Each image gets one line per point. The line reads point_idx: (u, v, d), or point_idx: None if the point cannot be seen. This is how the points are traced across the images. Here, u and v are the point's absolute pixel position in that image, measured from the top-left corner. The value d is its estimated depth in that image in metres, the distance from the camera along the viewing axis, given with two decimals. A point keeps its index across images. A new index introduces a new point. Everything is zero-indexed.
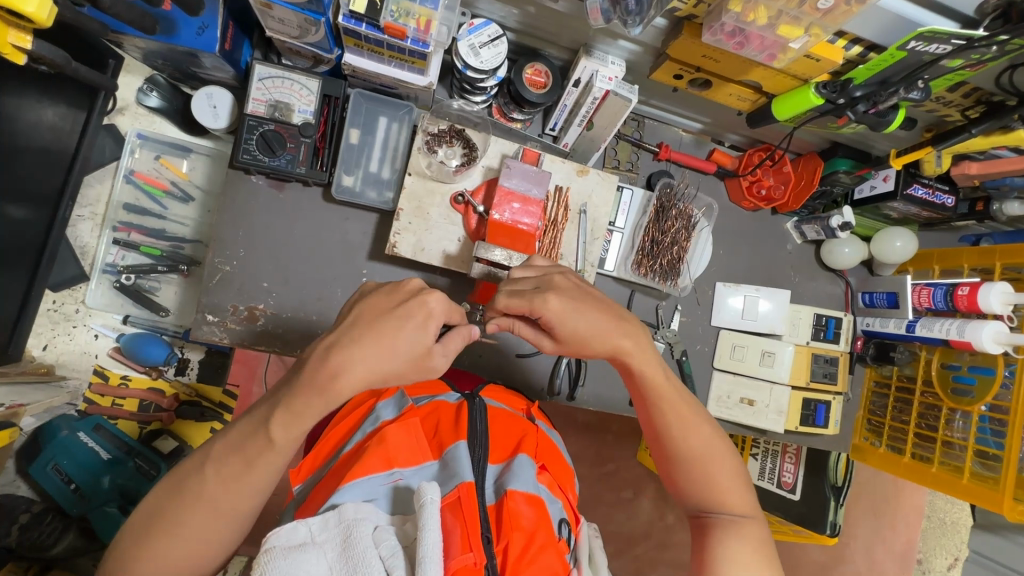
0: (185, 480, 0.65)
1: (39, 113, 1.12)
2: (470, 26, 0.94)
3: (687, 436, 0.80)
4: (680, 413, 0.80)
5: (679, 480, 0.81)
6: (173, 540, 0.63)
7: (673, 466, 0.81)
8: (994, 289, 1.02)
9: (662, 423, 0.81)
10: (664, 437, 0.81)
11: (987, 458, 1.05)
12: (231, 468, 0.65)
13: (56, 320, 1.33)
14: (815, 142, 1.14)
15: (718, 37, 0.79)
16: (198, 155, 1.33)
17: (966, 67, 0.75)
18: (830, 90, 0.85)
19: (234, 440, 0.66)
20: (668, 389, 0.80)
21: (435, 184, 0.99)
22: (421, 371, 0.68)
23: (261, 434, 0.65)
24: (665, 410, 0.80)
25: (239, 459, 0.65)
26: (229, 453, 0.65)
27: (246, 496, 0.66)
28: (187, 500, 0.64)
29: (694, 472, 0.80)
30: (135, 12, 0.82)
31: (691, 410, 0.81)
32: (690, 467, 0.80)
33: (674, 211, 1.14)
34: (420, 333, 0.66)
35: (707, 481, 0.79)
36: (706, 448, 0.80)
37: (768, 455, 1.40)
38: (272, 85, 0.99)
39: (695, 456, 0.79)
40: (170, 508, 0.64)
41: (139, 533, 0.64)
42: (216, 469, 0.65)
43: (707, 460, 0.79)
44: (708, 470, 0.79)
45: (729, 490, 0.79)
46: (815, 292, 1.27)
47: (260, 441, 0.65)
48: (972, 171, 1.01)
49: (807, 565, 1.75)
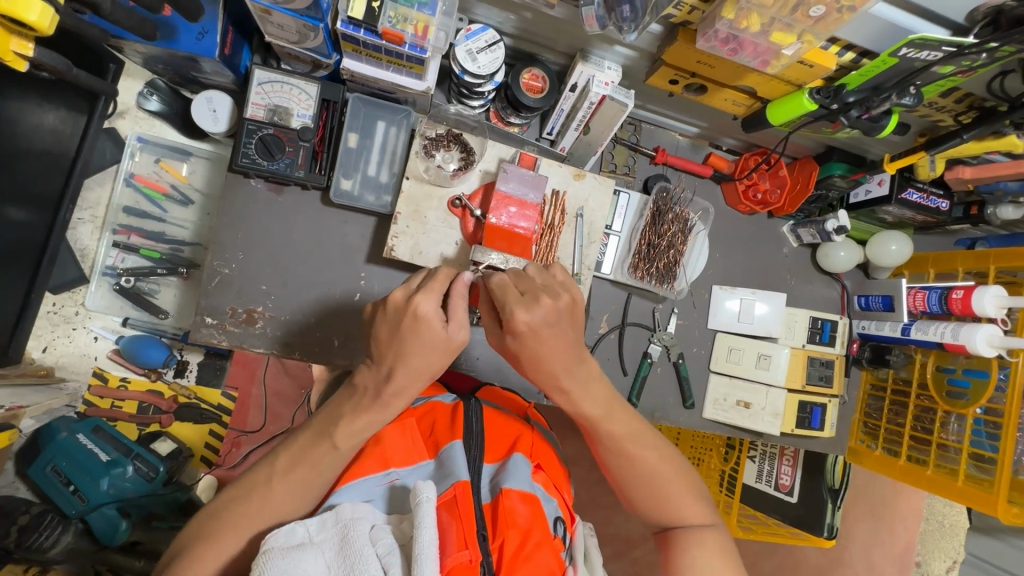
0: (253, 482, 0.71)
1: (40, 117, 1.13)
2: (468, 31, 0.95)
3: (643, 462, 0.82)
4: (631, 438, 0.82)
5: (637, 502, 0.83)
6: (233, 535, 0.67)
7: (629, 489, 0.83)
8: (987, 293, 1.03)
9: (614, 452, 0.82)
10: (618, 463, 0.82)
11: (982, 460, 1.05)
12: (297, 471, 0.71)
13: (56, 322, 1.33)
14: (811, 147, 1.15)
15: (712, 43, 0.80)
16: (198, 158, 1.34)
17: (957, 74, 0.76)
18: (824, 95, 0.86)
19: (300, 446, 0.73)
20: (618, 420, 0.81)
21: (433, 188, 1.00)
22: (453, 350, 0.71)
23: (325, 439, 0.72)
24: (620, 441, 0.82)
25: (306, 462, 0.71)
26: (295, 460, 0.72)
27: (308, 497, 0.71)
28: (256, 499, 0.69)
29: (652, 496, 0.82)
30: (135, 18, 0.83)
31: (642, 433, 0.83)
32: (646, 488, 0.82)
33: (670, 214, 1.14)
34: (437, 333, 0.69)
35: (666, 500, 0.82)
36: (663, 470, 0.82)
37: (765, 457, 1.40)
38: (272, 89, 1.00)
39: (652, 480, 0.82)
40: (237, 507, 0.69)
41: (202, 529, 0.68)
42: (283, 474, 0.71)
43: (665, 481, 0.82)
44: (667, 490, 0.82)
45: (688, 505, 0.82)
46: (811, 295, 1.28)
47: (325, 446, 0.72)
48: (966, 175, 1.01)
49: (805, 567, 1.75)
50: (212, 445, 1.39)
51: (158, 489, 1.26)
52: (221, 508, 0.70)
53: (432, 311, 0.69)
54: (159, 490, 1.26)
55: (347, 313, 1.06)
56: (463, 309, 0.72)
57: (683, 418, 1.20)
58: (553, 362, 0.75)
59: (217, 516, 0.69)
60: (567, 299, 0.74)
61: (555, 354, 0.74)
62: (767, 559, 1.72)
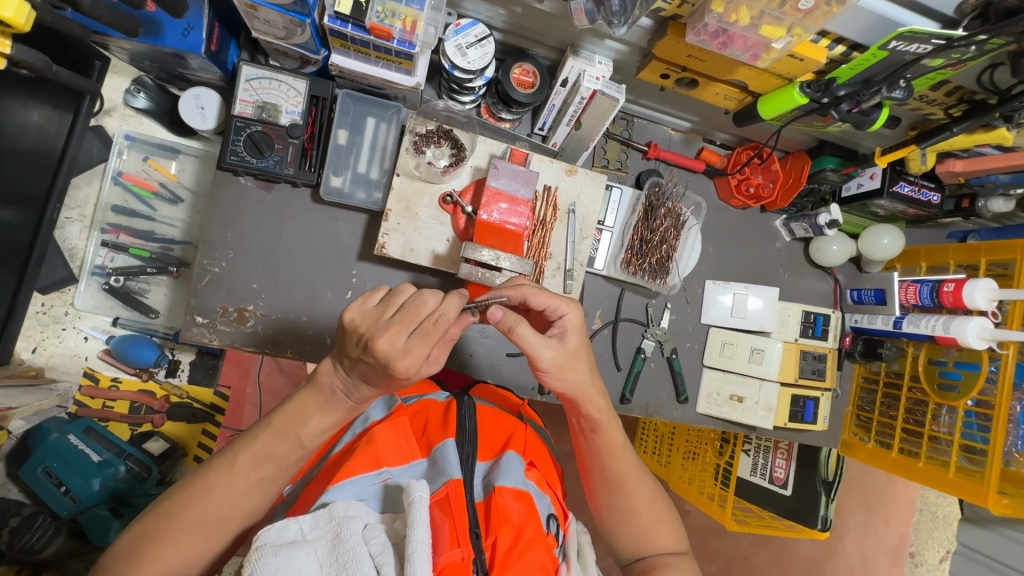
0: (209, 481, 0.68)
1: (26, 115, 1.12)
2: (456, 26, 0.94)
3: (630, 494, 0.84)
4: (628, 470, 0.84)
5: (615, 533, 0.85)
6: (163, 540, 0.65)
7: (612, 519, 0.85)
8: (978, 285, 1.03)
9: (607, 480, 0.84)
10: (607, 493, 0.84)
11: (973, 452, 1.06)
12: (262, 472, 0.69)
13: (45, 322, 1.32)
14: (803, 141, 1.15)
15: (702, 37, 0.79)
16: (187, 156, 1.33)
17: (947, 67, 0.76)
18: (814, 88, 0.86)
19: (264, 443, 0.69)
20: (614, 457, 0.84)
21: (424, 184, 0.99)
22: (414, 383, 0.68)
23: (290, 437, 0.70)
24: (616, 470, 0.84)
25: (264, 458, 0.69)
26: (261, 460, 0.69)
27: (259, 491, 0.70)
28: (230, 485, 0.68)
29: (635, 523, 0.84)
30: (116, 15, 0.83)
31: (636, 466, 0.85)
32: (628, 521, 0.84)
33: (662, 209, 1.15)
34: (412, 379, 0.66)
35: (647, 530, 0.84)
36: (647, 504, 0.84)
37: (760, 451, 1.38)
38: (260, 86, 0.99)
39: (638, 511, 0.84)
40: (192, 505, 0.67)
41: (155, 526, 0.65)
42: (245, 474, 0.69)
43: (649, 514, 0.84)
44: (651, 520, 0.84)
45: (666, 537, 0.84)
46: (803, 290, 1.28)
47: (289, 444, 0.70)
48: (957, 169, 1.01)
49: (800, 560, 1.76)
50: (205, 443, 1.39)
51: (152, 488, 1.26)
52: (175, 502, 0.67)
53: (417, 365, 0.63)
54: (152, 490, 1.27)
55: (339, 311, 1.06)
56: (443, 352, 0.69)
57: (677, 412, 1.20)
58: (567, 378, 0.78)
59: (169, 514, 0.66)
60: (567, 318, 0.78)
61: (576, 366, 0.78)
62: (761, 551, 1.73)
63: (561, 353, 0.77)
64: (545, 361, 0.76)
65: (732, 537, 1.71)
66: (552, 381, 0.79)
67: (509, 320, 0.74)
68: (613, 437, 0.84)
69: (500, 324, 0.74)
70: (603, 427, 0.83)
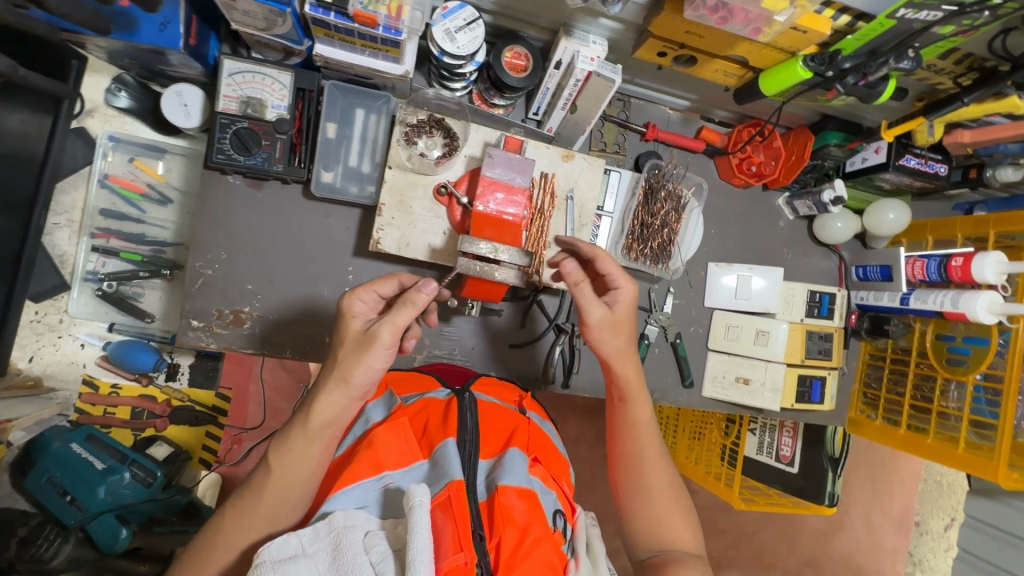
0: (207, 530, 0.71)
1: (6, 120, 1.08)
2: (444, 9, 0.90)
3: (648, 473, 0.84)
4: (651, 448, 0.85)
5: (633, 515, 0.84)
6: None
7: (630, 499, 0.85)
8: (987, 259, 1.00)
9: (628, 455, 0.85)
10: (628, 468, 0.85)
11: (982, 428, 1.04)
12: (243, 505, 0.70)
13: (41, 331, 1.31)
14: (806, 115, 1.11)
15: (701, 12, 0.76)
16: (173, 156, 1.30)
17: (957, 34, 0.73)
18: (818, 62, 0.83)
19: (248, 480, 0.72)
20: (639, 432, 0.85)
21: (417, 176, 0.96)
22: None
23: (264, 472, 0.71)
24: (637, 443, 0.85)
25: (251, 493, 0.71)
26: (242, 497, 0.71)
27: (253, 528, 0.69)
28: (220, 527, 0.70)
29: (653, 507, 0.83)
30: (86, 12, 0.79)
31: (660, 449, 0.86)
32: (647, 503, 0.83)
33: (663, 192, 1.11)
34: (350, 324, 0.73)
35: (665, 518, 0.83)
36: (663, 488, 0.84)
37: (766, 429, 1.38)
38: (243, 80, 0.95)
39: (657, 496, 0.83)
40: (194, 558, 0.69)
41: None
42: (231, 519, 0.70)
43: (666, 501, 0.83)
44: (668, 510, 0.83)
45: (681, 530, 0.82)
46: (807, 268, 1.26)
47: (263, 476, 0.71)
48: (965, 139, 0.98)
49: (807, 534, 1.78)
50: (210, 444, 1.38)
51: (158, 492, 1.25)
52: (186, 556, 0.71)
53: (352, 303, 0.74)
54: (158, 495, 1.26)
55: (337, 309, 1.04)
56: (405, 316, 0.69)
57: (683, 397, 1.19)
58: (610, 342, 0.83)
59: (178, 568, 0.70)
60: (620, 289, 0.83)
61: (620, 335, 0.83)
62: (768, 528, 1.75)
63: (610, 317, 0.82)
64: (591, 319, 0.82)
65: (739, 514, 1.73)
66: (597, 342, 0.83)
67: (574, 277, 0.80)
68: (640, 411, 0.86)
69: (569, 275, 0.80)
70: (634, 402, 0.86)
